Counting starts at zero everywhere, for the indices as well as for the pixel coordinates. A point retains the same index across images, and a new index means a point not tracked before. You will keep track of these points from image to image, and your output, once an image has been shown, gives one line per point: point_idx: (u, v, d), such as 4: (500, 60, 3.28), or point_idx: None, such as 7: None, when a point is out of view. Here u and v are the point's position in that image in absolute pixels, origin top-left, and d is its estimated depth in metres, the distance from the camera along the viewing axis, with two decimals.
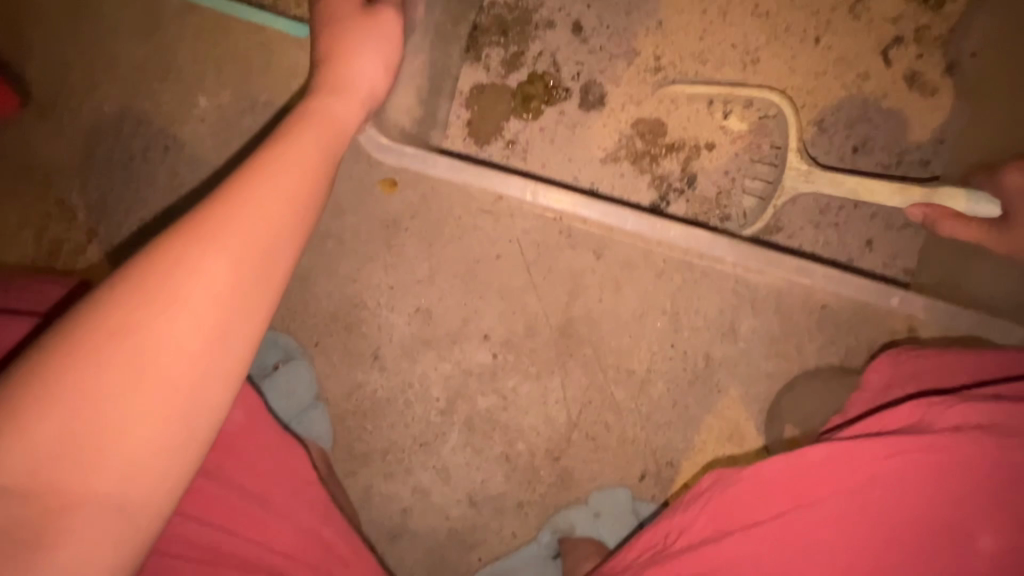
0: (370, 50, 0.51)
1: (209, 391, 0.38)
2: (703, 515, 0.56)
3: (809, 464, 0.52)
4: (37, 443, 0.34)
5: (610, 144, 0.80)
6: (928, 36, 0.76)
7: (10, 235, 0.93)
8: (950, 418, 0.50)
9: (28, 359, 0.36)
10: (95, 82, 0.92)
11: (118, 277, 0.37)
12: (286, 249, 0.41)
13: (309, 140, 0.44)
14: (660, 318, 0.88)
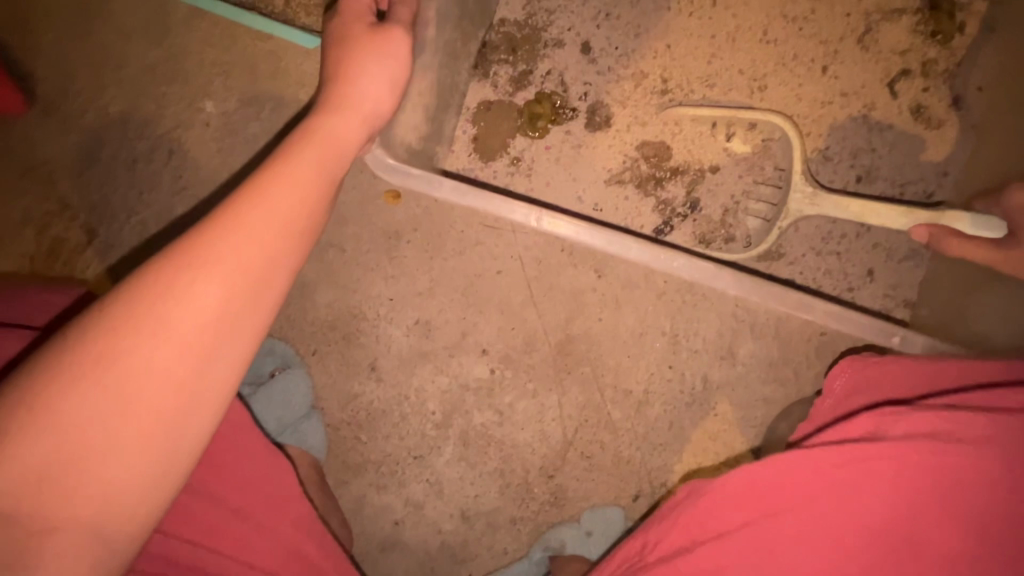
0: (376, 68, 0.51)
1: (196, 414, 0.38)
2: (674, 528, 0.55)
3: (774, 478, 0.51)
4: (17, 467, 0.34)
5: (616, 167, 0.80)
6: (935, 70, 0.76)
7: (10, 232, 0.93)
8: (903, 426, 0.49)
9: (12, 382, 0.35)
10: (103, 83, 0.92)
11: (108, 299, 0.37)
12: (279, 271, 0.41)
13: (306, 161, 0.44)
14: (660, 339, 0.88)
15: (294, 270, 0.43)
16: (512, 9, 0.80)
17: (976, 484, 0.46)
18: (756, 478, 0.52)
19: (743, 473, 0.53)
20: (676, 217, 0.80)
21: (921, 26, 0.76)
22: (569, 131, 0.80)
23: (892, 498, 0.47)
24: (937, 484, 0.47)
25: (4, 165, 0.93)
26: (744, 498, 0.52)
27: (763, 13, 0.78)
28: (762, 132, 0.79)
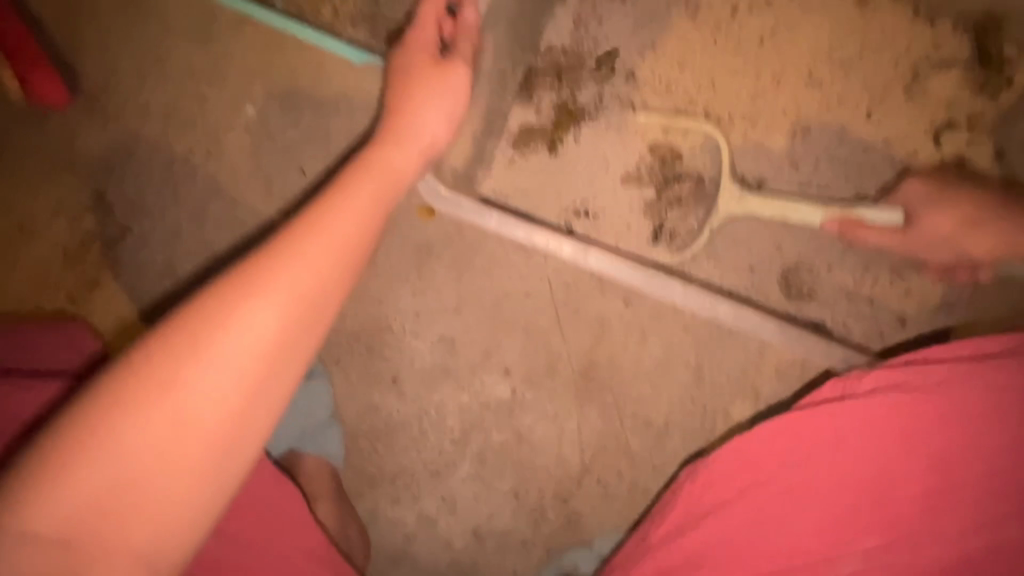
0: (436, 105, 0.52)
1: (244, 440, 0.39)
2: (682, 500, 0.61)
3: (759, 440, 0.58)
4: (82, 488, 0.36)
5: (631, 168, 0.80)
6: (981, 123, 0.76)
7: (45, 222, 0.94)
8: (866, 384, 0.57)
9: (77, 404, 0.37)
10: (145, 81, 0.93)
11: (167, 326, 0.39)
12: (330, 300, 0.42)
13: (359, 194, 0.46)
14: (684, 371, 0.88)
15: (344, 300, 0.44)
16: (560, 35, 0.80)
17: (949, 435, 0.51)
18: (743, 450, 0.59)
19: (737, 441, 0.60)
20: (673, 218, 0.80)
21: (970, 79, 0.76)
22: (595, 147, 0.81)
23: (871, 454, 0.52)
24: (910, 437, 0.51)
25: (43, 155, 0.94)
26: (734, 471, 0.58)
27: (810, 54, 0.78)
28: (805, 175, 0.79)
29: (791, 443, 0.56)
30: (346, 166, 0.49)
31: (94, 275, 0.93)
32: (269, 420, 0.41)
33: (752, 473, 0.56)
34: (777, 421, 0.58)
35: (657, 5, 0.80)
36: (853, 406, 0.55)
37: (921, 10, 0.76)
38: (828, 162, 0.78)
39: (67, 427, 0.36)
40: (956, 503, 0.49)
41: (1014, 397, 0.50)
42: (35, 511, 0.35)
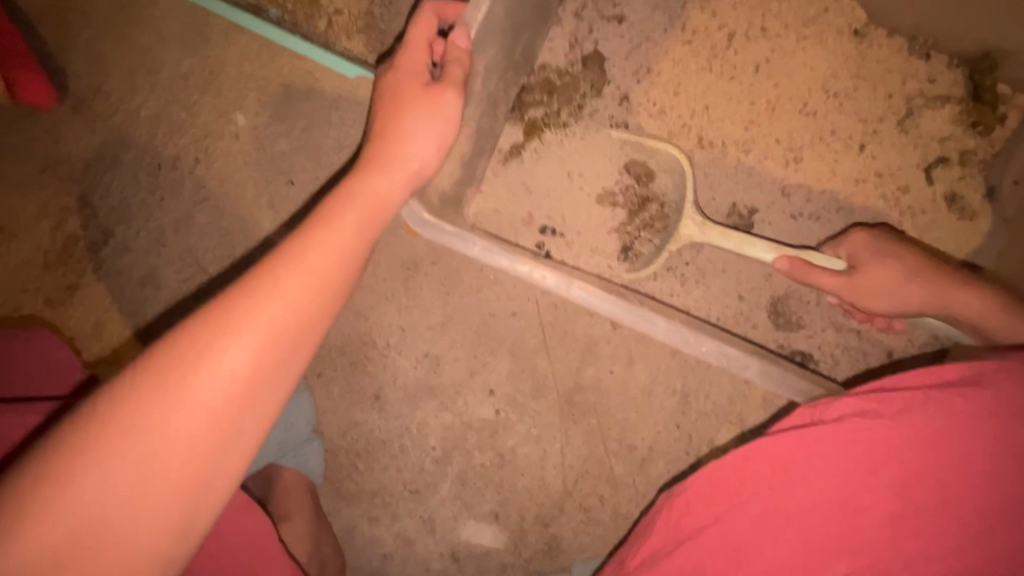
0: (422, 128, 0.51)
1: (215, 483, 0.39)
2: (653, 533, 0.55)
3: (727, 473, 0.51)
4: (42, 537, 0.34)
5: (608, 188, 0.79)
6: (973, 160, 0.76)
7: (27, 224, 0.92)
8: (838, 408, 0.50)
9: (40, 448, 0.36)
10: (135, 85, 0.92)
11: (137, 366, 0.38)
12: (307, 339, 0.42)
13: (336, 226, 0.45)
14: (670, 397, 0.87)
15: (319, 336, 0.44)
16: (555, 56, 0.80)
17: (953, 468, 0.45)
18: (724, 473, 0.52)
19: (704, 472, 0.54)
20: (638, 240, 0.78)
21: (963, 115, 0.76)
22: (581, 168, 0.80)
23: (870, 490, 0.46)
24: (912, 471, 0.46)
25: (27, 157, 0.93)
26: (715, 500, 0.51)
27: (804, 84, 0.78)
28: (796, 205, 0.78)
29: (780, 469, 0.49)
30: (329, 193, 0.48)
31: (75, 281, 0.92)
32: (243, 459, 0.40)
33: (738, 504, 0.49)
34: (764, 440, 0.51)
35: (653, 29, 0.80)
36: (855, 427, 0.48)
37: (916, 45, 0.76)
38: (819, 193, 0.78)
39: (28, 477, 0.35)
40: (960, 544, 0.44)
41: (996, 425, 0.46)
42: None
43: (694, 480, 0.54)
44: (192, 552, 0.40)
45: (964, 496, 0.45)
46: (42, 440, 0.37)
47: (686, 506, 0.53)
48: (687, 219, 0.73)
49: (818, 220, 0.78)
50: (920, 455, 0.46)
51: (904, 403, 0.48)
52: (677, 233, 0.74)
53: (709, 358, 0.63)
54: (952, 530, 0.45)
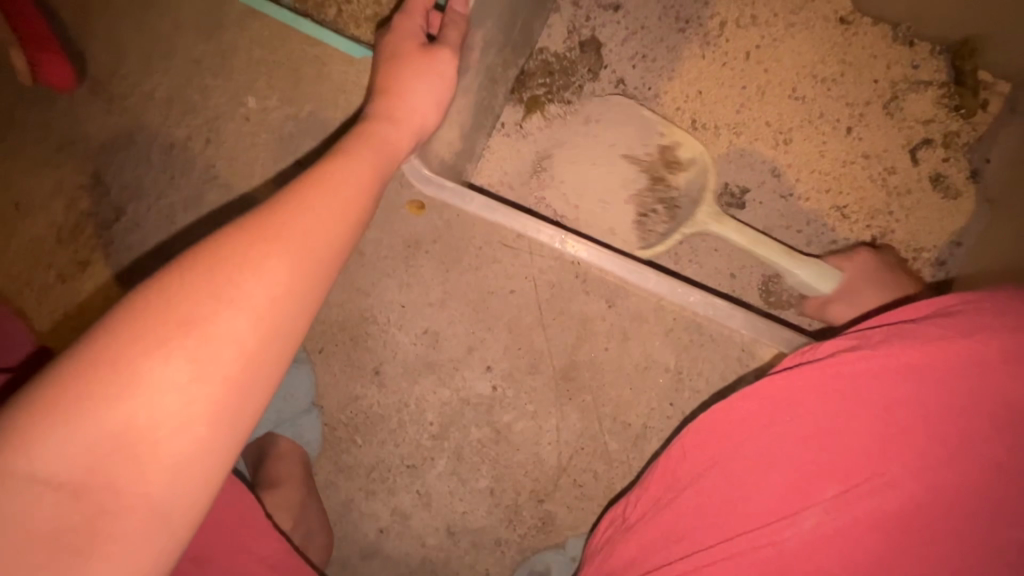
0: (424, 88, 0.54)
1: (256, 388, 0.38)
2: (654, 482, 0.57)
3: (731, 419, 0.52)
4: (87, 431, 0.33)
5: (633, 160, 0.79)
6: (957, 142, 0.79)
7: (42, 200, 0.95)
8: (832, 347, 0.51)
9: (75, 349, 0.35)
10: (151, 69, 0.96)
11: (172, 270, 0.37)
12: (335, 253, 0.43)
13: (356, 159, 0.48)
14: (663, 375, 0.89)
15: (343, 256, 0.45)
16: (553, 41, 0.83)
17: (952, 395, 0.44)
18: (720, 421, 0.53)
19: (704, 420, 0.55)
20: (652, 215, 0.78)
21: (946, 99, 0.78)
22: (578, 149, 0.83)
23: (894, 423, 0.45)
24: (911, 402, 0.45)
25: (44, 136, 0.96)
26: (712, 446, 0.52)
27: (793, 69, 0.81)
28: (786, 185, 0.81)
29: (772, 409, 0.50)
30: (345, 138, 0.51)
31: (87, 256, 0.94)
32: (279, 370, 0.40)
33: (732, 446, 0.51)
34: (764, 383, 0.52)
35: (648, 17, 0.83)
36: (847, 363, 0.48)
37: (900, 32, 0.79)
38: (808, 174, 0.81)
39: (68, 375, 0.34)
40: (961, 473, 0.43)
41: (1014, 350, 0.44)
42: (36, 462, 0.33)
43: (693, 428, 0.56)
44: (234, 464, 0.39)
45: (968, 423, 0.44)
46: (75, 344, 0.36)
47: (684, 454, 0.55)
48: (703, 207, 0.74)
49: (808, 201, 0.80)
50: (925, 384, 0.45)
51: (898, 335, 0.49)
52: (694, 218, 0.74)
53: (694, 307, 0.67)
54: (954, 458, 0.44)
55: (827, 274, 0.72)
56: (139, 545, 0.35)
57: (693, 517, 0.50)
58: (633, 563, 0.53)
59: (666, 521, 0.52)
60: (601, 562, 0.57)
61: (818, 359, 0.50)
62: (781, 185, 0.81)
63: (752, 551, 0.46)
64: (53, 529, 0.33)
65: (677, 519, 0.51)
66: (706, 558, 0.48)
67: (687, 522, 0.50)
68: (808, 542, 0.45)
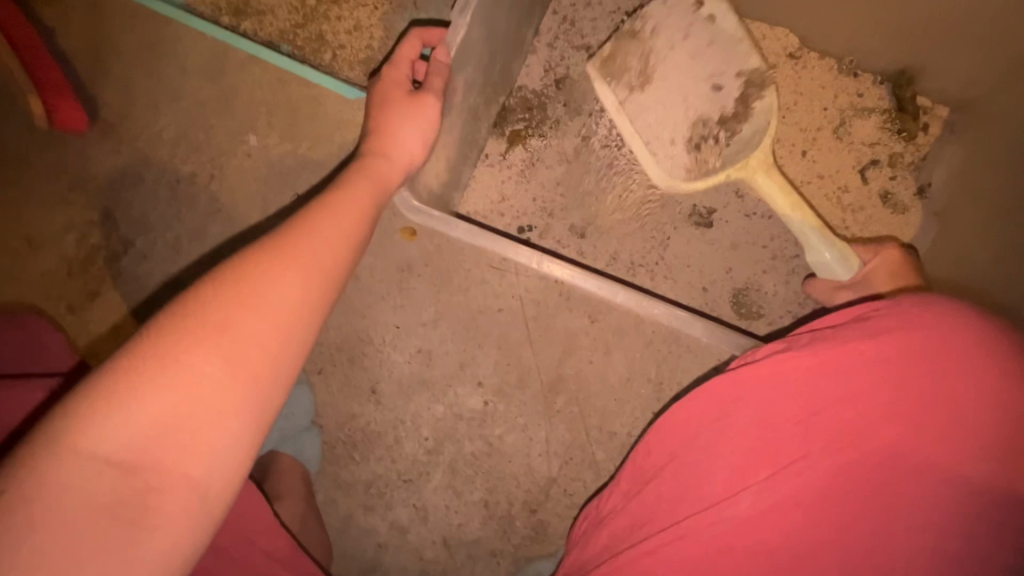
0: (412, 128, 0.61)
1: (276, 385, 0.44)
2: (627, 477, 0.62)
3: (693, 413, 0.58)
4: (135, 420, 0.38)
5: (705, 98, 0.81)
6: (901, 161, 0.87)
7: (54, 236, 1.01)
8: (782, 343, 0.57)
9: (122, 351, 0.40)
10: (159, 112, 1.03)
11: (207, 283, 0.44)
12: (341, 268, 0.49)
13: (359, 189, 0.55)
14: (645, 385, 0.94)
15: (347, 272, 0.51)
16: (531, 79, 0.91)
17: (884, 383, 0.49)
18: (680, 417, 0.59)
19: (672, 416, 0.60)
20: (707, 146, 0.80)
21: (889, 124, 0.86)
22: (558, 175, 0.90)
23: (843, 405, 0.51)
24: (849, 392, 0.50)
25: (57, 176, 1.03)
26: (672, 439, 0.58)
27: None
28: (750, 205, 0.89)
29: (724, 404, 0.55)
30: (343, 173, 0.58)
31: (96, 288, 1.00)
32: (293, 373, 0.45)
33: (689, 440, 0.56)
34: (722, 378, 0.57)
35: None
36: (790, 357, 0.54)
37: (844, 65, 0.87)
38: None
39: (117, 372, 0.39)
40: (900, 456, 0.48)
41: (942, 338, 0.50)
42: (92, 445, 0.38)
43: (661, 426, 0.61)
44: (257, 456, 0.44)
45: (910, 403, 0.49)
46: (122, 346, 0.41)
47: (653, 449, 0.60)
48: (758, 152, 0.76)
49: (770, 218, 0.88)
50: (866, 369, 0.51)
51: (840, 330, 0.55)
52: (746, 162, 0.76)
53: (661, 318, 0.72)
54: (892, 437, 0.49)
55: (850, 258, 0.75)
56: (179, 518, 0.40)
57: (657, 504, 0.56)
58: (604, 552, 0.58)
59: (639, 511, 0.57)
60: (578, 556, 0.62)
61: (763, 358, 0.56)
62: (746, 205, 0.89)
63: (702, 530, 0.52)
64: (108, 504, 0.38)
65: (649, 508, 0.56)
66: (662, 538, 0.53)
67: (659, 510, 0.55)
68: (752, 518, 0.51)
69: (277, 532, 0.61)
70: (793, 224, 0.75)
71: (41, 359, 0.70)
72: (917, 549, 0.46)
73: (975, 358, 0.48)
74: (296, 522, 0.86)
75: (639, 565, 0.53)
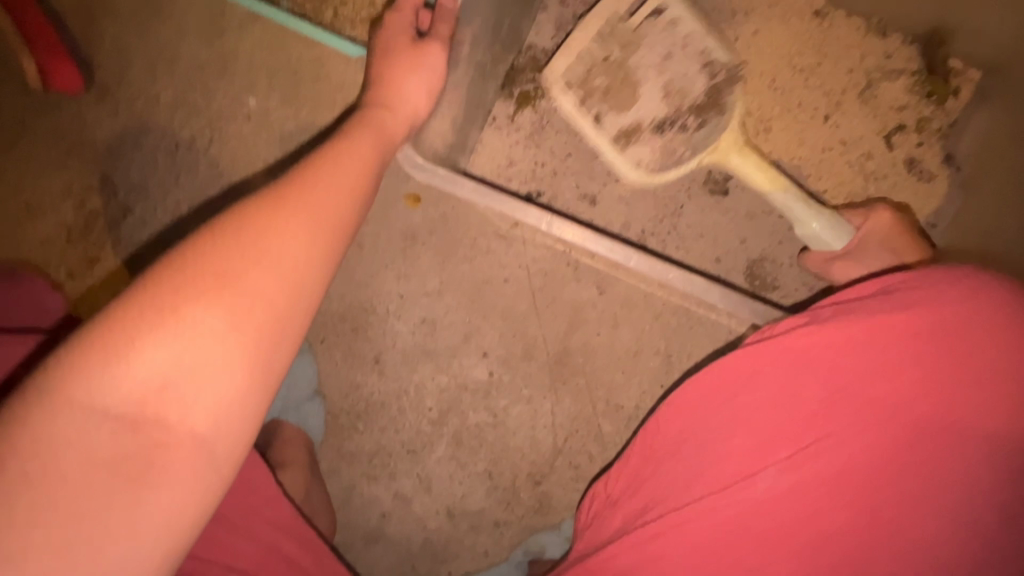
0: (415, 79, 0.59)
1: (282, 342, 0.42)
2: (636, 453, 0.59)
3: (711, 383, 0.54)
4: (133, 373, 0.37)
5: (671, 88, 0.77)
6: (930, 127, 0.82)
7: (53, 201, 0.99)
8: (805, 310, 0.54)
9: (117, 303, 0.38)
10: (156, 74, 1.00)
11: (206, 234, 0.41)
12: (345, 223, 0.47)
13: (362, 142, 0.52)
14: (654, 358, 0.92)
15: (352, 228, 0.48)
16: (541, 38, 0.87)
17: (918, 354, 0.46)
18: (692, 392, 0.55)
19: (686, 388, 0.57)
20: (677, 132, 0.78)
21: (918, 86, 0.82)
22: (568, 139, 0.86)
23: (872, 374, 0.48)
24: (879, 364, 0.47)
25: (53, 140, 1.00)
26: (682, 415, 0.55)
27: (773, 61, 0.85)
28: (768, 171, 0.85)
29: (737, 381, 0.53)
30: (344, 124, 0.55)
31: (96, 254, 0.98)
32: (298, 333, 0.43)
33: (703, 415, 0.53)
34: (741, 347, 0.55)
35: None
36: (816, 327, 0.51)
37: (872, 24, 0.83)
38: (789, 161, 0.84)
39: (113, 324, 0.37)
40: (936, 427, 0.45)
41: (979, 302, 0.47)
42: (89, 398, 0.36)
43: (676, 398, 0.57)
44: (265, 415, 0.42)
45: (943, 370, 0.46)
46: (116, 298, 0.39)
47: (663, 423, 0.57)
48: (729, 135, 0.75)
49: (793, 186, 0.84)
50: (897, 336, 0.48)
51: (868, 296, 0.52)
52: (717, 146, 0.75)
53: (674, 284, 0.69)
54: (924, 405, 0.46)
55: (841, 228, 0.73)
56: (185, 475, 0.38)
57: (671, 483, 0.53)
58: (614, 532, 0.55)
59: (651, 489, 0.54)
60: (585, 537, 0.60)
61: (783, 333, 0.53)
62: (766, 169, 0.85)
63: (719, 508, 0.49)
64: (108, 458, 0.36)
65: (661, 485, 0.54)
66: (675, 517, 0.50)
67: (672, 485, 0.52)
68: (774, 495, 0.47)
69: (279, 500, 0.60)
70: (776, 199, 0.74)
71: (30, 317, 0.68)
72: (951, 525, 0.44)
73: (1011, 323, 0.46)
74: (301, 491, 0.85)
75: (647, 548, 0.50)
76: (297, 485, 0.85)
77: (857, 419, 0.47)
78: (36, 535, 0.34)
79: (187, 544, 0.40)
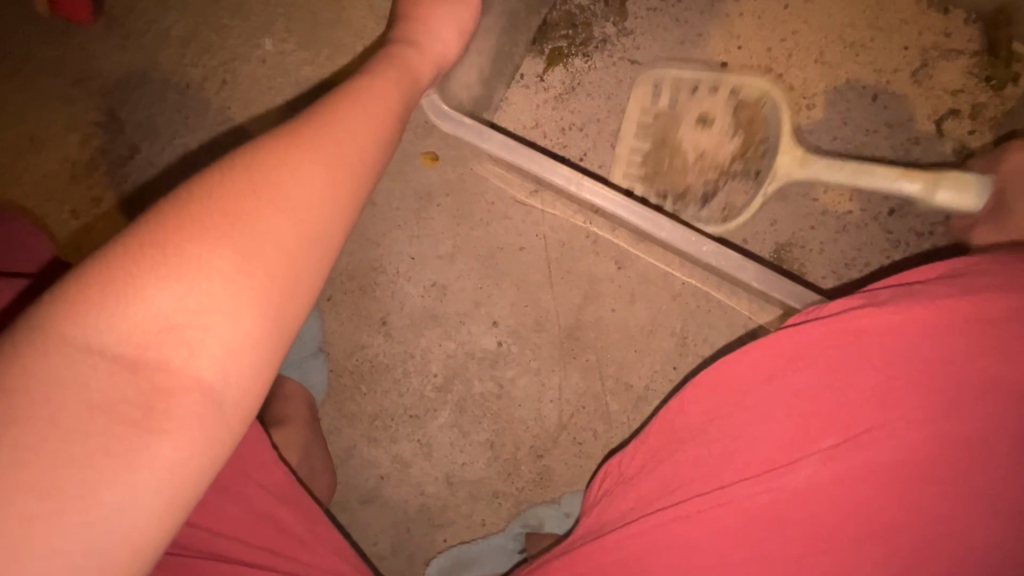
0: (444, 17, 0.56)
1: (296, 292, 0.39)
2: (654, 433, 0.57)
3: (742, 368, 0.52)
4: (137, 312, 0.34)
5: (707, 156, 0.77)
6: (985, 114, 0.77)
7: (56, 136, 0.95)
8: (845, 298, 0.51)
9: (124, 239, 0.36)
10: (168, 8, 0.95)
11: (218, 171, 0.39)
12: (367, 169, 0.44)
13: (389, 83, 0.49)
14: (669, 338, 0.89)
15: (374, 175, 0.45)
16: None
17: (965, 348, 0.44)
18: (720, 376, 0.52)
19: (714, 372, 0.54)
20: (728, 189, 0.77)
21: (977, 69, 0.77)
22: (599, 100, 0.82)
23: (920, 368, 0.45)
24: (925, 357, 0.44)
25: (58, 71, 0.96)
26: (709, 398, 0.53)
27: (823, 33, 0.80)
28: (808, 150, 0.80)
29: (772, 367, 0.50)
30: (370, 63, 0.52)
31: (100, 194, 0.94)
32: (314, 284, 0.40)
33: (731, 401, 0.51)
34: (775, 334, 0.52)
35: None
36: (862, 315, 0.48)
37: None
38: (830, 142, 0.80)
39: (118, 261, 0.35)
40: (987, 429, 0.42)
41: None
42: (92, 337, 0.33)
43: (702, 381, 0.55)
44: (280, 366, 0.40)
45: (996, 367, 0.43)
46: (119, 235, 0.36)
47: (686, 405, 0.55)
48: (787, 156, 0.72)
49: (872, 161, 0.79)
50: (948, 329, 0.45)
51: (916, 287, 0.49)
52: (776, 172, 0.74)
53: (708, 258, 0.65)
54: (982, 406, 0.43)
55: (972, 187, 0.67)
56: (192, 423, 0.35)
57: (694, 466, 0.50)
58: (626, 512, 0.53)
59: (670, 472, 0.52)
60: (595, 514, 0.58)
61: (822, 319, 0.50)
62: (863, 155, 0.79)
63: (747, 496, 0.46)
64: (109, 400, 0.33)
65: (683, 468, 0.51)
66: (700, 503, 0.48)
67: (694, 469, 0.50)
68: (804, 488, 0.45)
69: (275, 463, 0.58)
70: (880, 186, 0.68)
71: (20, 263, 0.64)
72: (993, 525, 0.42)
73: None
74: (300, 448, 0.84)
75: (666, 530, 0.48)
76: (296, 442, 0.83)
77: (897, 417, 0.44)
78: (28, 476, 0.32)
79: (191, 501, 0.37)
